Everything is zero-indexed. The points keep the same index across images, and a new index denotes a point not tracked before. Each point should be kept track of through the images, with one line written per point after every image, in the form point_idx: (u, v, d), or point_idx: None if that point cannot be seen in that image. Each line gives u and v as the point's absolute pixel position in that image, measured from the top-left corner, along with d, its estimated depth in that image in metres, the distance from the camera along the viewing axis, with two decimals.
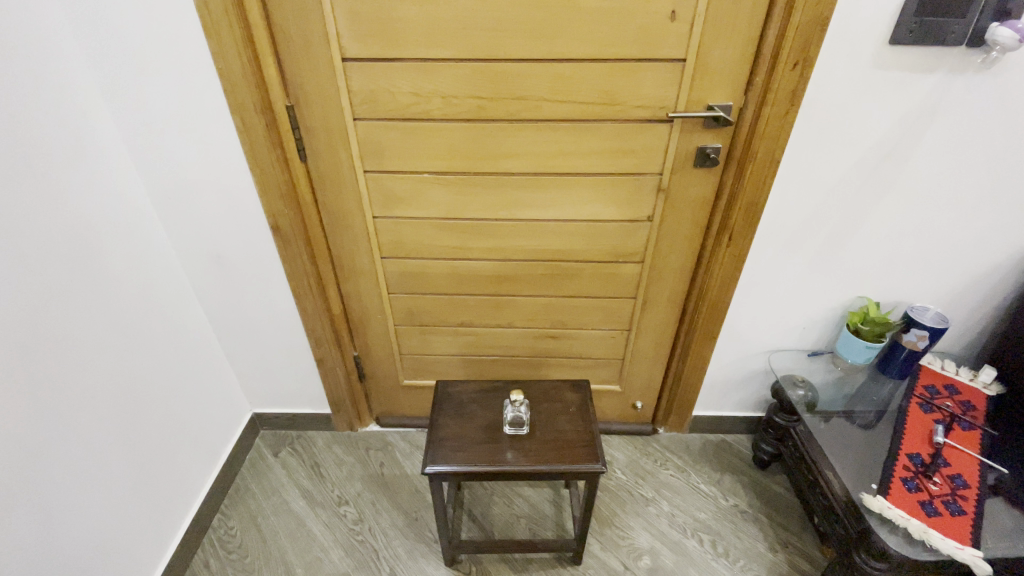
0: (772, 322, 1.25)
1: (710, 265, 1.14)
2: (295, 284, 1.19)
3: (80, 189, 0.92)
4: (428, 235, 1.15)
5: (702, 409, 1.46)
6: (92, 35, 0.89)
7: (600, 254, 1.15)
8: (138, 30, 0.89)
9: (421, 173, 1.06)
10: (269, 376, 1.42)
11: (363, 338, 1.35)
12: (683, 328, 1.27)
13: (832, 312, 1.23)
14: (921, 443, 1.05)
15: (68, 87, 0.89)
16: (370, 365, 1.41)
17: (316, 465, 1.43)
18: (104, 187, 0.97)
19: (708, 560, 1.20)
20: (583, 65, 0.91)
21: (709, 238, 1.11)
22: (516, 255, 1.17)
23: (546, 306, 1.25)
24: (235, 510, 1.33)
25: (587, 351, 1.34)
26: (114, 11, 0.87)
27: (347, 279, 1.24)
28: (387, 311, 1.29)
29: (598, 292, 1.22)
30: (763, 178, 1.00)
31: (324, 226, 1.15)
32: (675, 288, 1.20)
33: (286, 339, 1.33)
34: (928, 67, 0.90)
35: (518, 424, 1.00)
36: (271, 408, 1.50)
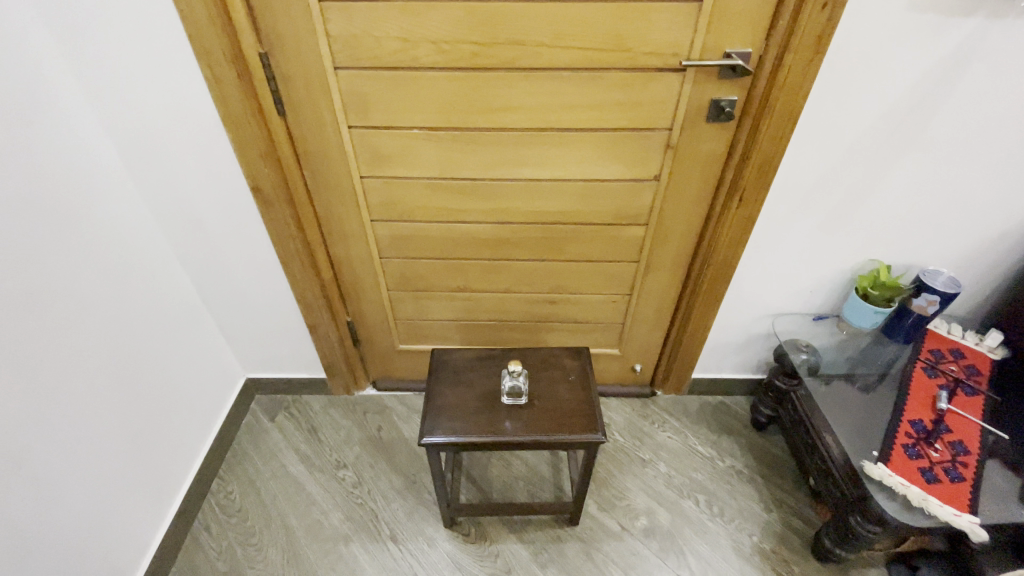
0: (778, 285, 1.21)
1: (718, 228, 1.08)
2: (280, 249, 1.13)
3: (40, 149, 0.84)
4: (420, 195, 1.08)
5: (702, 371, 1.44)
6: None
7: (602, 215, 1.09)
8: None
9: (411, 128, 0.98)
10: (261, 340, 1.39)
11: (355, 302, 1.31)
12: (686, 292, 1.23)
13: (840, 275, 1.19)
14: (924, 409, 1.04)
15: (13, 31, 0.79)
16: (364, 330, 1.38)
17: (313, 429, 1.43)
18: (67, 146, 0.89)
19: (704, 519, 1.22)
20: (589, 5, 0.82)
21: (718, 198, 1.05)
22: (514, 217, 1.10)
23: (545, 270, 1.20)
24: (234, 474, 1.33)
25: (586, 315, 1.31)
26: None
27: (335, 243, 1.18)
28: (379, 275, 1.24)
29: (599, 255, 1.16)
30: (780, 134, 0.93)
31: (308, 187, 1.08)
32: (680, 251, 1.15)
33: (275, 303, 1.29)
34: (970, 9, 0.81)
35: (516, 395, 0.98)
36: (265, 372, 1.48)
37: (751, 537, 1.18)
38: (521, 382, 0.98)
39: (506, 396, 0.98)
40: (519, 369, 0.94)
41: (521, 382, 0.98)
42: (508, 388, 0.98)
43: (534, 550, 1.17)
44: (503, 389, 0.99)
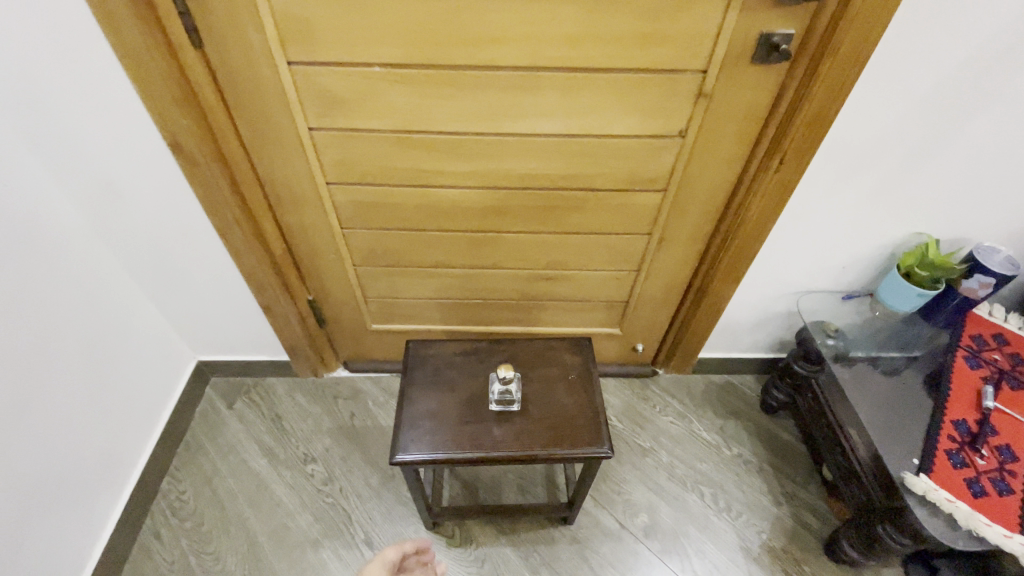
0: (807, 261, 1.05)
1: (748, 196, 0.90)
2: (217, 219, 0.93)
3: None
4: (386, 154, 0.87)
5: (709, 351, 1.31)
6: None
7: (611, 181, 0.89)
8: None
9: (370, 66, 0.75)
10: (209, 322, 1.20)
11: (316, 279, 1.11)
12: (702, 269, 1.06)
13: (879, 250, 1.03)
14: (968, 409, 0.92)
15: None
16: (329, 308, 1.19)
17: (277, 418, 1.27)
18: None
19: (709, 515, 1.13)
20: None
21: (752, 161, 0.86)
22: (503, 182, 0.90)
23: (540, 243, 1.02)
24: (188, 471, 1.19)
25: (586, 292, 1.14)
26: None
27: (286, 211, 0.97)
28: (343, 249, 1.04)
29: (604, 227, 0.98)
30: (842, 82, 0.73)
31: (245, 142, 0.86)
32: (700, 223, 0.97)
33: (220, 281, 1.09)
34: None
35: (506, 402, 0.82)
36: (219, 355, 1.30)
37: (760, 535, 1.10)
38: (512, 387, 0.82)
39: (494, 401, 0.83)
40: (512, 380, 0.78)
41: (512, 389, 0.82)
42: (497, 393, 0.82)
43: (524, 553, 1.07)
44: (490, 393, 0.83)
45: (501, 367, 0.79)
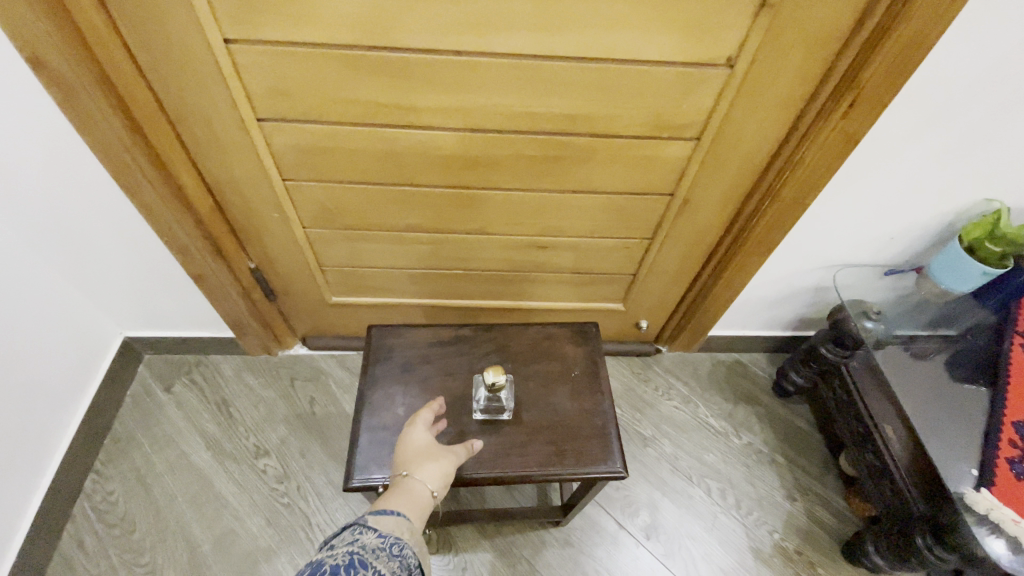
0: (851, 231, 0.88)
1: (800, 150, 0.72)
2: (113, 164, 0.71)
3: None
4: (333, 82, 0.64)
5: (720, 329, 1.16)
6: None
7: (631, 125, 0.69)
8: None
9: None
10: (131, 293, 0.98)
11: (258, 244, 0.90)
12: (728, 238, 0.89)
13: (938, 220, 0.86)
14: None
15: None
16: (278, 278, 0.99)
17: (223, 403, 1.09)
18: None
19: (716, 513, 1.01)
20: None
21: (815, 103, 0.67)
22: (491, 125, 0.69)
23: (535, 203, 0.82)
24: (115, 468, 1.01)
25: (586, 263, 0.97)
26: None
27: (208, 157, 0.75)
28: (288, 207, 0.83)
29: (615, 186, 0.79)
30: None
31: (137, 59, 0.62)
32: (734, 183, 0.79)
33: (136, 245, 0.87)
34: None
35: (496, 412, 0.67)
36: (151, 330, 1.09)
37: (772, 535, 0.99)
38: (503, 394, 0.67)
39: (480, 410, 0.67)
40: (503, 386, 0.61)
41: (503, 396, 0.67)
42: (483, 400, 0.67)
43: (510, 559, 0.94)
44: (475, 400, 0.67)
45: (488, 370, 0.61)
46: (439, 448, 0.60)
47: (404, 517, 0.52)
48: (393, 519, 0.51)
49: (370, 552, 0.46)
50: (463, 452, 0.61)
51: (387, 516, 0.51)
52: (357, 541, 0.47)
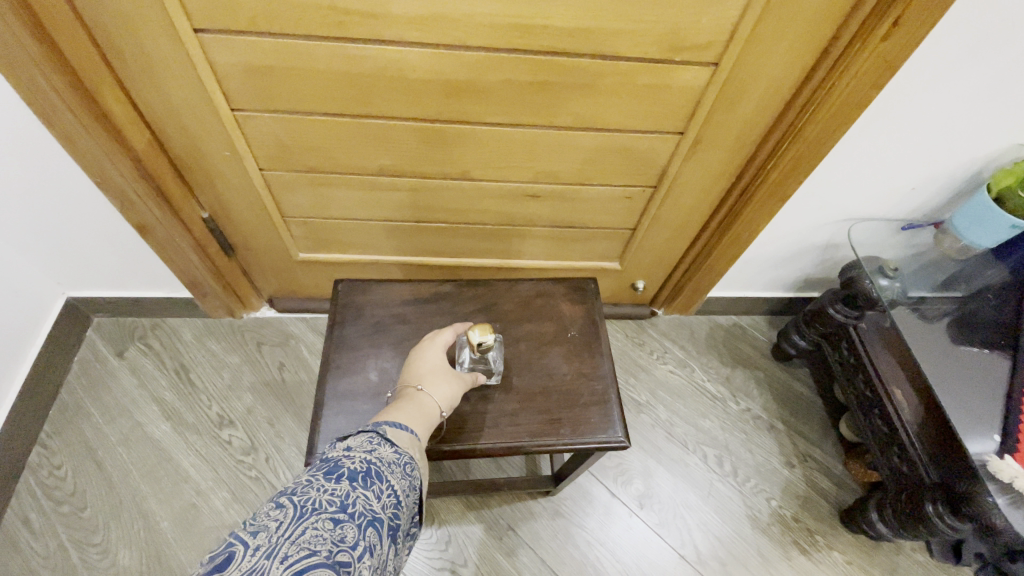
0: (870, 180, 0.81)
1: (832, 79, 0.63)
2: (18, 83, 0.58)
3: None
4: None
5: (721, 290, 1.09)
6: None
7: (641, 44, 0.59)
8: None
9: None
10: (69, 246, 0.87)
11: (210, 189, 0.79)
12: (738, 187, 0.81)
13: (967, 168, 0.79)
14: None
15: None
16: (237, 231, 0.88)
17: (183, 369, 1.00)
18: None
19: (713, 481, 0.97)
20: None
21: (855, 20, 0.57)
22: (477, 41, 0.59)
23: (526, 142, 0.72)
24: (62, 441, 0.92)
25: (582, 216, 0.88)
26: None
27: (138, 79, 0.63)
28: (241, 145, 0.72)
29: (619, 123, 0.69)
30: None
31: None
32: (752, 121, 0.69)
33: (64, 190, 0.75)
34: None
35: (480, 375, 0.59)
36: (97, 289, 0.98)
37: (769, 502, 0.95)
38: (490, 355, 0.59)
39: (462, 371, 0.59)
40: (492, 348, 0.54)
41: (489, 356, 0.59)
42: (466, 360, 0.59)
43: (497, 531, 0.89)
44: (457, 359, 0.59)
45: (475, 329, 0.53)
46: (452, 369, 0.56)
47: (418, 436, 0.48)
48: (409, 436, 0.47)
49: (387, 466, 0.42)
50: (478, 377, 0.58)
51: (400, 431, 0.47)
52: (377, 448, 0.44)
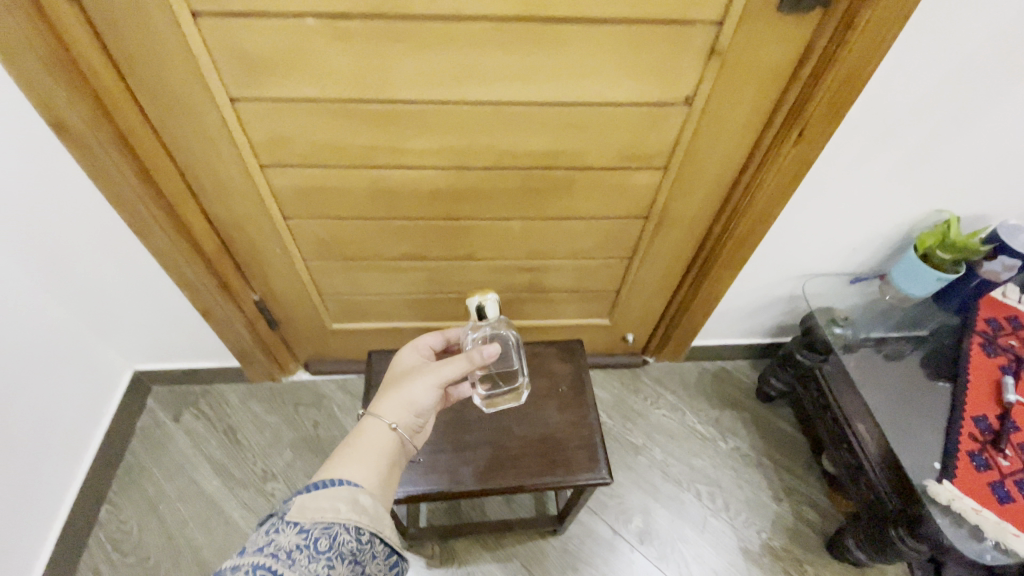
0: (814, 243, 0.95)
1: (759, 175, 0.78)
2: (127, 212, 0.76)
3: None
4: (331, 132, 0.71)
5: (704, 339, 1.22)
6: None
7: (605, 157, 0.76)
8: None
9: (298, 18, 0.59)
10: (140, 328, 1.03)
11: (261, 277, 0.96)
12: (702, 254, 0.95)
13: (895, 230, 0.93)
14: (986, 402, 0.84)
15: None
16: (280, 309, 1.05)
17: (230, 430, 1.14)
18: None
19: (707, 516, 1.06)
20: None
21: (768, 133, 0.73)
22: (476, 162, 0.76)
23: (520, 229, 0.88)
24: (128, 498, 1.05)
25: (572, 283, 1.03)
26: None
27: (214, 201, 0.80)
28: (290, 243, 0.89)
29: (595, 212, 0.85)
30: (884, 32, 0.60)
31: (149, 117, 0.68)
32: (703, 205, 0.85)
33: (145, 284, 0.92)
34: None
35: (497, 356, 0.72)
36: (158, 362, 1.14)
37: (760, 534, 1.04)
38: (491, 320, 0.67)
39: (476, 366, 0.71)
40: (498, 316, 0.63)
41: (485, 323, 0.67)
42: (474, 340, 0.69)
43: (511, 569, 0.98)
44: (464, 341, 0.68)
45: (474, 295, 0.62)
46: (431, 369, 0.62)
47: (337, 487, 0.49)
48: (320, 500, 0.47)
49: (281, 558, 0.42)
50: (460, 370, 0.61)
51: (320, 490, 0.48)
52: (274, 539, 0.44)
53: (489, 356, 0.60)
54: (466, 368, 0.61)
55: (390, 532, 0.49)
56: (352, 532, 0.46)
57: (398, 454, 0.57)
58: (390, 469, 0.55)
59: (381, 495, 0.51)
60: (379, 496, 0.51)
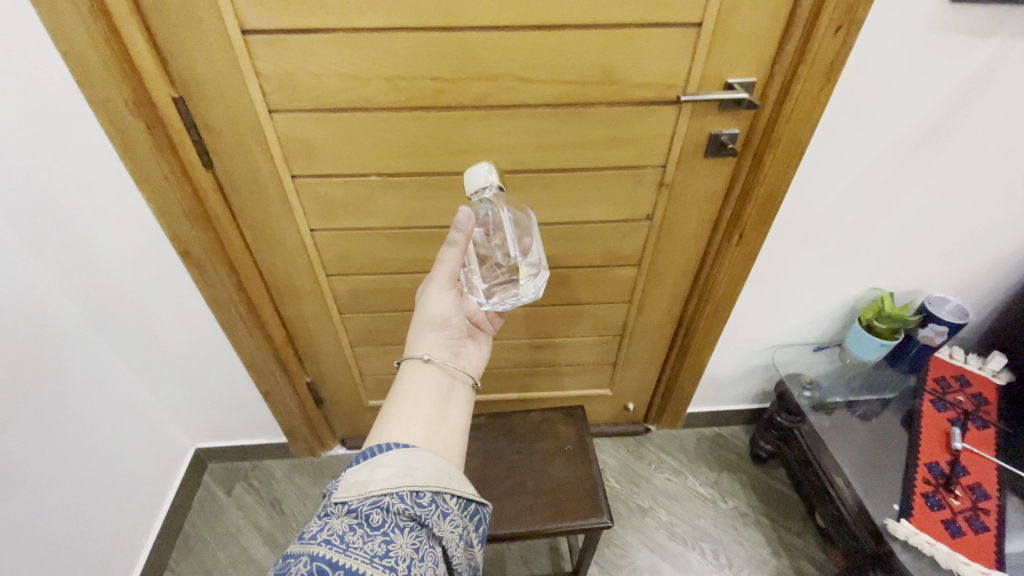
0: (776, 319, 1.13)
1: (714, 267, 0.99)
2: (221, 314, 0.98)
3: None
4: (383, 247, 0.94)
5: (698, 406, 1.36)
6: None
7: (592, 257, 0.98)
8: None
9: (366, 176, 0.84)
10: (208, 408, 1.21)
11: (315, 362, 1.16)
12: (681, 330, 1.14)
13: (842, 305, 1.11)
14: (938, 450, 0.97)
15: None
16: (327, 389, 1.23)
17: (276, 502, 1.27)
18: None
19: (712, 572, 1.14)
20: (573, 34, 0.70)
21: (716, 236, 0.95)
22: None
23: (528, 314, 1.08)
24: (186, 566, 1.17)
25: (575, 358, 1.21)
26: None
27: (287, 302, 1.02)
28: (342, 333, 1.09)
29: (588, 299, 1.06)
30: (785, 167, 0.83)
31: (248, 244, 0.92)
32: (675, 291, 1.05)
33: (220, 370, 1.12)
34: (990, 29, 0.72)
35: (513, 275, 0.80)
36: (216, 440, 1.31)
37: None
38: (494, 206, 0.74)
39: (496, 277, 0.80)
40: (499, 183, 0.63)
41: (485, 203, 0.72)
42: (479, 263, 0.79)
43: None
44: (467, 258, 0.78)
45: (476, 163, 0.63)
46: (429, 282, 0.66)
47: (386, 453, 0.48)
48: (367, 472, 0.45)
49: (336, 542, 0.39)
50: (454, 264, 0.65)
51: (367, 462, 0.46)
52: (325, 524, 0.41)
53: (467, 223, 0.61)
54: (456, 259, 0.64)
55: (454, 485, 0.49)
56: (407, 499, 0.45)
57: (443, 379, 0.62)
58: (437, 416, 0.57)
59: (436, 445, 0.52)
60: (435, 447, 0.52)
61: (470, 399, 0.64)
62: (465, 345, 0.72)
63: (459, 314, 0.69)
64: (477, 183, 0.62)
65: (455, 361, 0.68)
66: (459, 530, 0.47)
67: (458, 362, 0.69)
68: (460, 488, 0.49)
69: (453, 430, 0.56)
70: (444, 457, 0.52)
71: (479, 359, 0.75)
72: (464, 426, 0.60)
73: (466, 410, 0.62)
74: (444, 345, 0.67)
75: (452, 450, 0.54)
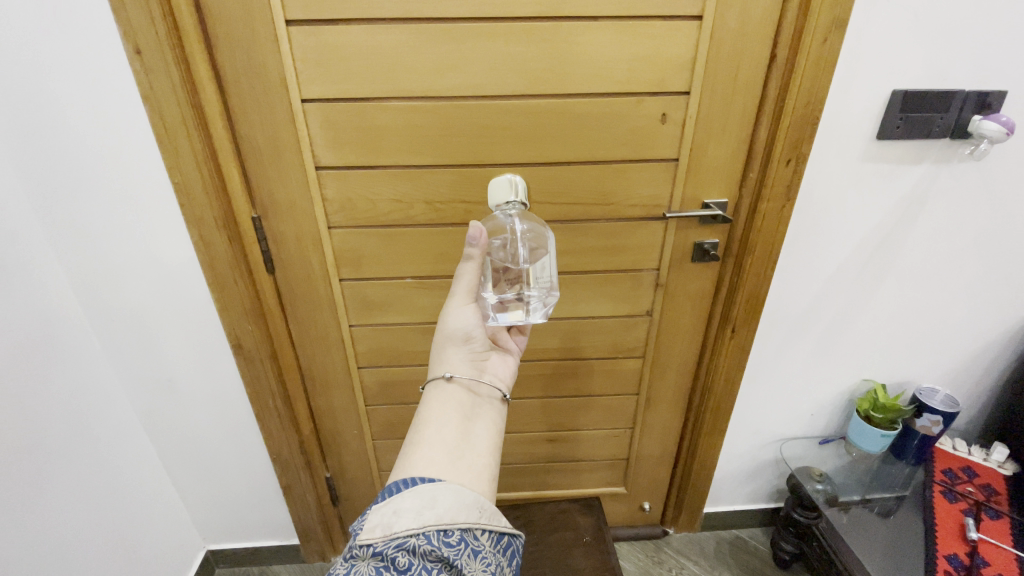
0: (778, 410, 1.19)
1: (714, 359, 1.08)
2: (258, 405, 1.05)
3: (17, 327, 0.80)
4: (412, 340, 1.05)
5: (714, 505, 1.35)
6: (38, 165, 0.80)
7: (601, 350, 1.08)
8: (89, 155, 0.80)
9: (402, 279, 0.98)
10: (226, 505, 1.23)
11: (337, 456, 1.20)
12: (688, 423, 1.19)
13: (840, 396, 1.17)
14: (955, 541, 1.03)
15: (11, 222, 0.79)
16: (345, 485, 1.25)
17: None
18: (47, 316, 0.86)
19: None
20: (576, 167, 0.88)
21: (711, 330, 1.06)
22: None
23: (542, 406, 1.16)
24: None
25: (588, 452, 1.24)
26: (42, 113, 0.76)
27: (318, 395, 1.11)
28: (365, 425, 1.16)
29: (599, 390, 1.14)
30: (764, 271, 0.96)
31: (292, 339, 1.03)
32: (679, 382, 1.13)
33: (246, 464, 1.16)
34: (916, 159, 0.90)
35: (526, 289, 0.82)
36: (228, 542, 1.30)
37: None
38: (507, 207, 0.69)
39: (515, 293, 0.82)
40: (525, 202, 0.69)
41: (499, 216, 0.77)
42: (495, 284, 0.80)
43: None
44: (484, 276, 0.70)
45: (500, 181, 0.69)
46: (450, 298, 0.71)
47: (406, 489, 0.53)
48: (390, 512, 0.51)
49: None
50: (473, 277, 0.69)
51: (392, 502, 0.52)
52: (353, 567, 0.47)
53: (480, 238, 0.67)
54: (474, 271, 0.68)
55: (483, 520, 0.54)
56: (434, 539, 0.49)
57: (467, 398, 0.66)
58: (459, 438, 0.61)
59: (461, 476, 0.57)
60: (459, 477, 0.56)
61: (498, 413, 0.68)
62: (488, 358, 0.74)
63: (481, 328, 0.72)
64: (501, 197, 0.68)
65: (481, 376, 0.71)
66: (492, 567, 0.51)
67: (485, 376, 0.72)
68: (490, 524, 0.54)
69: (480, 455, 0.60)
70: (470, 488, 0.56)
71: (507, 370, 0.77)
72: (495, 445, 0.63)
73: (495, 429, 0.65)
74: (467, 360, 0.70)
75: (479, 477, 0.58)
